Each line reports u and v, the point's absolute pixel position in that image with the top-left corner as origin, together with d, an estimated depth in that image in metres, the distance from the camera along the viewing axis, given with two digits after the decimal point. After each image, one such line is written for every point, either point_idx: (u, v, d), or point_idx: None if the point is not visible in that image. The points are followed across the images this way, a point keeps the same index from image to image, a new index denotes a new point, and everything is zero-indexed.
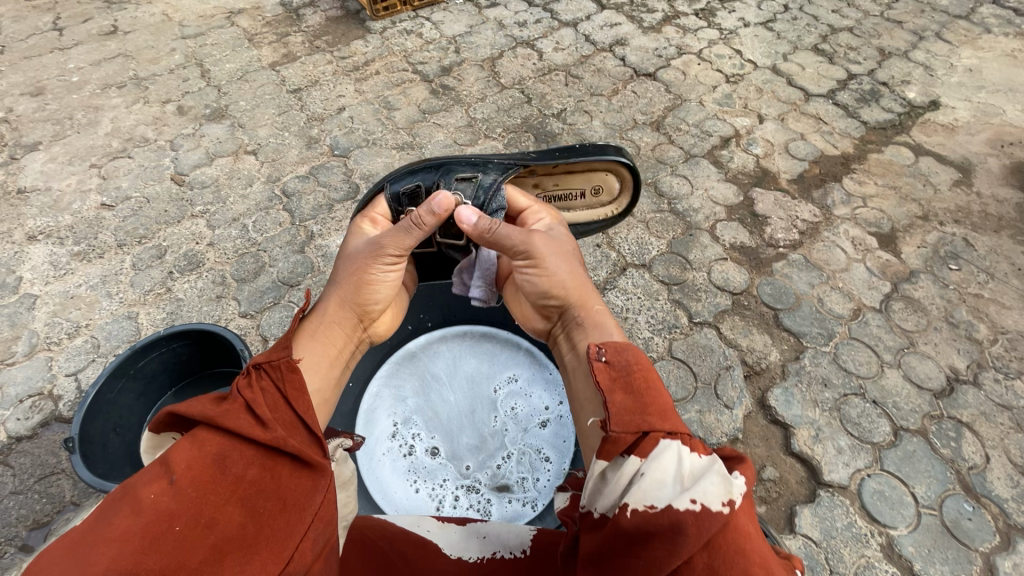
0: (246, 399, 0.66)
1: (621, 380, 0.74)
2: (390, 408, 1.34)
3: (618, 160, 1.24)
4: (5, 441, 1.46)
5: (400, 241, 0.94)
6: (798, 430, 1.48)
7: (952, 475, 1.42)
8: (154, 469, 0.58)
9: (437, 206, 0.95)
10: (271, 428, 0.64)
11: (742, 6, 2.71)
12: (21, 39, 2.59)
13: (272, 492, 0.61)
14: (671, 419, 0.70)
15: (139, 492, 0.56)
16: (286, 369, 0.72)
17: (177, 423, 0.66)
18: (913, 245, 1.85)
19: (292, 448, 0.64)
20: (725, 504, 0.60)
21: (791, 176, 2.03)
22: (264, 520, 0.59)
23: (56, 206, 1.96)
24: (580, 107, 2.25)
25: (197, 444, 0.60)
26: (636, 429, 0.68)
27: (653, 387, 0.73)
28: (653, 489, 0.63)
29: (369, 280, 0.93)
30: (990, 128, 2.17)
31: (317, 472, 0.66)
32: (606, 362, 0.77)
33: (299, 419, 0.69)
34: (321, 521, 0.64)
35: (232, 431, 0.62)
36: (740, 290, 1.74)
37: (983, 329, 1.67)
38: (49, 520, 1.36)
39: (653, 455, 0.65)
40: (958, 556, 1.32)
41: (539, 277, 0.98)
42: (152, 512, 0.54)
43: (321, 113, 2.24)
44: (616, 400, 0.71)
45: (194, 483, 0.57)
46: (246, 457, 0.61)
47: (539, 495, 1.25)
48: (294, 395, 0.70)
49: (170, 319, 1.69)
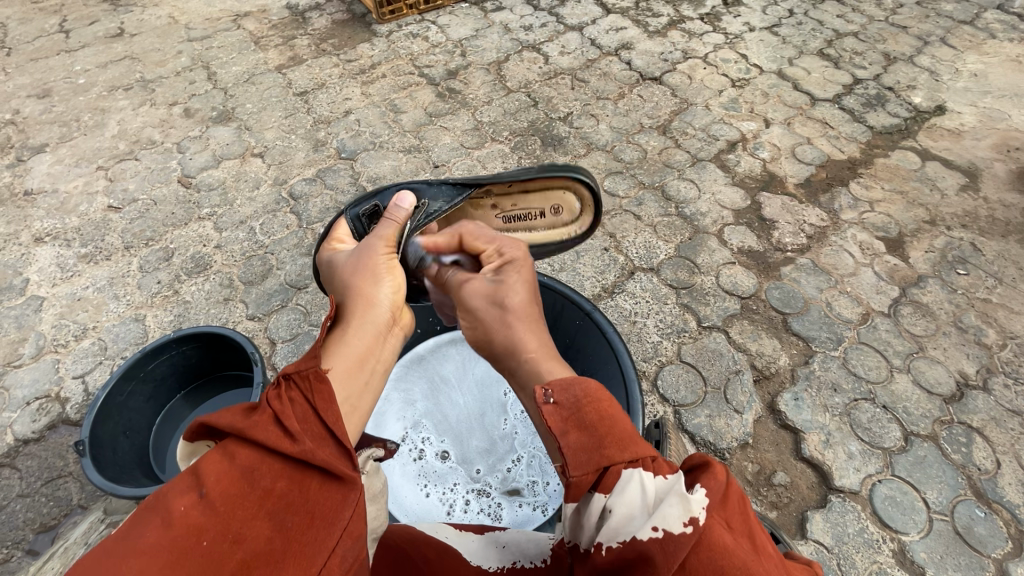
0: (274, 411, 0.62)
1: (574, 419, 0.63)
2: (400, 412, 1.34)
3: (574, 177, 1.16)
4: (12, 443, 1.46)
5: (387, 232, 0.94)
6: (809, 435, 1.48)
7: (964, 481, 1.41)
8: (184, 480, 0.56)
9: (402, 204, 1.02)
10: (299, 441, 0.60)
11: (747, 11, 2.71)
12: (27, 41, 2.59)
13: (300, 506, 0.58)
14: (633, 444, 0.61)
15: (169, 503, 0.54)
16: (312, 378, 0.66)
17: (209, 432, 0.64)
18: (921, 249, 1.85)
19: (321, 460, 0.60)
20: (688, 525, 0.52)
21: (798, 180, 2.03)
22: (291, 536, 0.57)
23: (63, 207, 1.95)
24: (587, 111, 2.25)
25: (228, 459, 0.58)
26: (595, 466, 0.60)
27: (610, 415, 0.63)
28: (622, 525, 0.56)
29: (369, 274, 0.86)
30: (996, 133, 2.17)
31: (350, 484, 0.62)
32: (554, 404, 0.64)
33: (328, 429, 0.63)
34: (350, 536, 0.61)
35: (259, 443, 0.59)
36: (748, 294, 1.74)
37: (992, 334, 1.66)
38: (57, 523, 1.35)
39: (618, 489, 0.58)
40: (970, 562, 1.31)
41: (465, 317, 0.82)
42: (180, 525, 0.52)
43: (327, 116, 2.24)
44: (570, 442, 0.62)
45: (223, 496, 0.55)
46: (274, 471, 0.58)
47: (551, 499, 1.22)
48: (322, 404, 0.64)
49: (178, 321, 1.68)
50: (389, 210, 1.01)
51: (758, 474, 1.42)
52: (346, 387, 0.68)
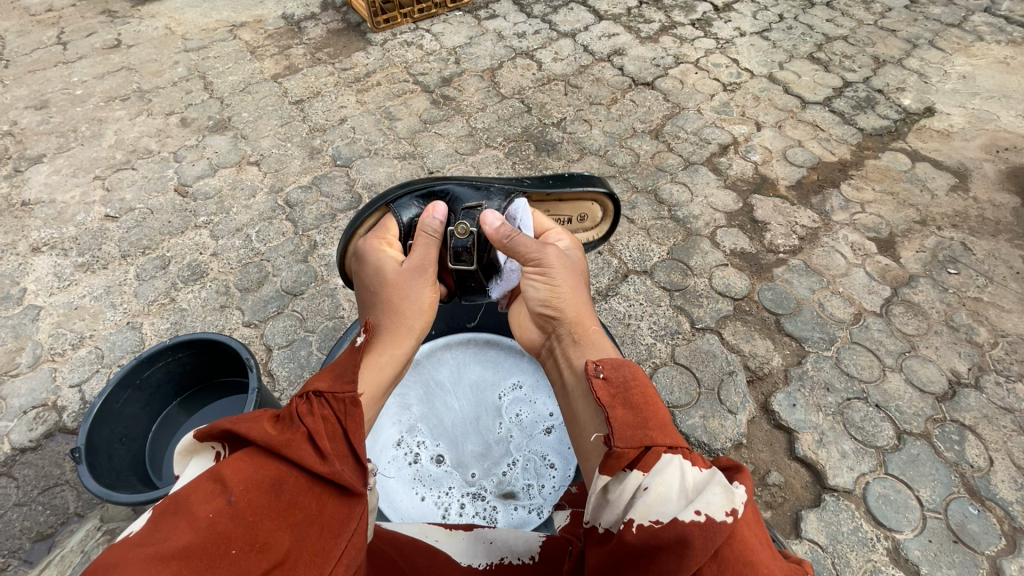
0: (307, 429, 0.65)
1: (620, 397, 0.73)
2: (395, 416, 1.33)
3: (608, 193, 1.19)
4: (9, 453, 1.46)
5: (430, 259, 0.99)
6: (802, 435, 1.49)
7: (957, 478, 1.42)
8: (207, 485, 0.56)
9: (436, 217, 1.04)
10: (329, 461, 0.64)
11: (738, 16, 2.74)
12: (25, 53, 2.61)
13: (317, 519, 0.60)
14: (671, 433, 0.69)
15: (195, 508, 0.54)
16: (349, 403, 0.71)
17: (231, 440, 0.64)
18: (912, 249, 1.86)
19: (344, 480, 0.64)
20: (730, 514, 0.57)
21: (789, 182, 2.05)
22: (308, 547, 0.58)
23: (60, 217, 1.97)
24: (580, 116, 2.28)
25: (258, 469, 0.59)
26: (638, 443, 0.67)
27: (652, 404, 0.72)
28: (657, 503, 0.60)
29: (407, 300, 0.92)
30: (985, 133, 2.20)
31: (360, 500, 0.65)
32: (604, 379, 0.76)
33: (352, 451, 0.68)
34: (356, 550, 0.63)
35: (293, 460, 0.61)
36: (741, 295, 1.75)
37: (983, 332, 1.68)
38: (54, 531, 1.35)
39: (656, 469, 0.63)
40: (964, 560, 1.32)
41: (543, 287, 0.95)
42: (208, 532, 0.53)
43: (323, 124, 2.26)
44: (618, 415, 0.70)
45: (250, 506, 0.56)
46: (299, 484, 0.61)
47: (546, 502, 1.24)
48: (353, 429, 0.69)
49: (174, 329, 1.69)
50: (422, 220, 1.03)
51: (752, 475, 1.43)
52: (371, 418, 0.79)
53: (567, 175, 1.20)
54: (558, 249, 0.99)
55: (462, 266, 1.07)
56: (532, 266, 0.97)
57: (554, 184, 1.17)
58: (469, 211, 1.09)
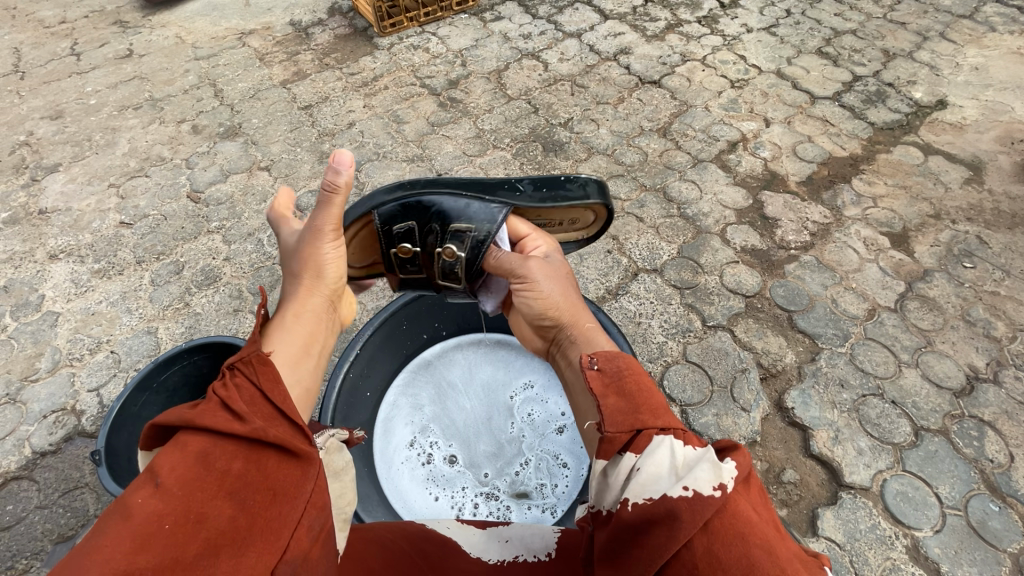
0: (220, 398, 0.60)
1: (614, 386, 0.74)
2: (407, 417, 1.35)
3: (602, 205, 1.11)
4: (29, 456, 1.48)
5: (334, 211, 0.89)
6: (817, 432, 1.47)
7: (976, 475, 1.40)
8: (135, 476, 0.52)
9: (341, 169, 0.83)
10: (249, 421, 0.59)
11: (745, 12, 2.73)
12: (40, 65, 2.66)
13: (259, 482, 0.56)
14: (664, 415, 0.70)
15: (123, 497, 0.50)
16: (258, 363, 0.67)
17: (162, 436, 0.60)
18: (926, 244, 1.84)
19: (274, 437, 0.59)
20: (717, 488, 0.58)
21: (800, 178, 2.03)
22: (255, 511, 0.55)
23: (76, 225, 2.00)
24: (587, 116, 2.27)
25: (180, 447, 0.54)
26: (630, 427, 0.68)
27: (645, 389, 0.73)
28: (650, 482, 0.62)
29: (311, 259, 0.89)
30: (999, 125, 2.16)
31: (306, 459, 0.62)
32: (598, 370, 0.77)
33: (277, 409, 0.63)
34: (314, 507, 0.61)
35: (211, 428, 0.56)
36: (752, 292, 1.74)
37: (1000, 327, 1.65)
38: (74, 533, 1.37)
39: (648, 451, 0.65)
40: (985, 557, 1.30)
41: (534, 299, 0.94)
42: (140, 514, 0.49)
43: (332, 128, 2.28)
44: (610, 404, 0.71)
45: (179, 480, 0.52)
46: (229, 452, 0.56)
47: (559, 501, 1.24)
48: (269, 386, 0.65)
49: (189, 333, 1.71)
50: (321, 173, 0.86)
51: (767, 473, 1.42)
52: (293, 374, 0.73)
53: (560, 182, 1.10)
54: (542, 262, 0.99)
55: (451, 283, 1.10)
56: (519, 283, 0.97)
57: (547, 198, 1.08)
58: (456, 233, 1.04)
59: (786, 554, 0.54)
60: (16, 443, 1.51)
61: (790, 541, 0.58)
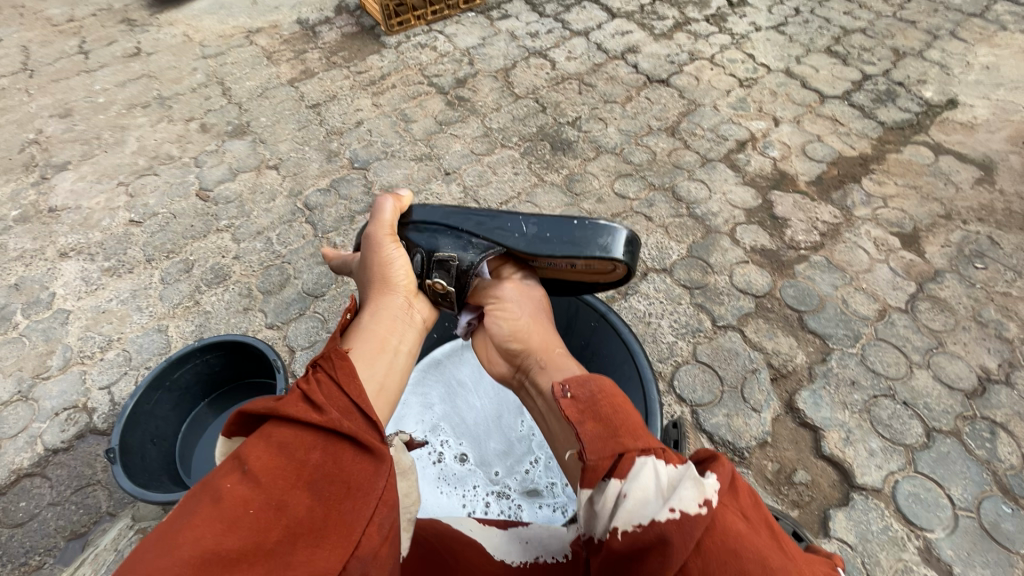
0: (303, 391, 0.62)
1: (589, 411, 0.75)
2: (418, 416, 1.35)
3: (611, 258, 1.01)
4: (42, 453, 1.49)
5: (385, 220, 1.03)
6: (829, 433, 1.47)
7: (989, 477, 1.40)
8: (227, 464, 0.56)
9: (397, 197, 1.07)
10: (327, 413, 0.60)
11: (753, 11, 2.72)
12: (48, 63, 2.67)
13: (336, 476, 0.57)
14: (643, 436, 0.71)
15: (214, 484, 0.54)
16: (337, 359, 0.69)
17: (246, 424, 0.63)
18: (937, 244, 1.83)
19: (349, 431, 0.59)
20: (703, 505, 0.58)
21: (810, 178, 2.03)
22: (331, 504, 0.55)
23: (86, 222, 2.00)
24: (595, 115, 2.27)
25: (264, 437, 0.57)
26: (611, 452, 0.69)
27: (620, 410, 0.74)
28: (638, 508, 0.62)
29: (381, 262, 0.97)
30: (1011, 125, 2.15)
31: (380, 457, 0.60)
32: (571, 398, 0.79)
33: (355, 405, 0.63)
34: (387, 505, 0.59)
35: (293, 419, 0.58)
36: (763, 293, 1.73)
37: (1012, 328, 1.64)
38: (87, 530, 1.38)
39: (632, 474, 0.65)
40: (998, 559, 1.29)
41: (505, 322, 1.03)
42: (228, 499, 0.52)
43: (340, 127, 2.28)
44: (587, 431, 0.73)
45: (263, 469, 0.54)
46: (307, 442, 0.57)
47: (570, 501, 1.22)
48: (347, 381, 0.66)
49: (199, 331, 1.72)
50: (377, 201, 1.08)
51: (779, 473, 1.41)
52: (369, 370, 0.73)
53: (569, 226, 1.03)
54: (513, 283, 1.09)
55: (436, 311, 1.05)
56: (492, 303, 1.06)
57: (548, 241, 1.03)
58: (441, 263, 1.01)
59: (779, 563, 0.55)
60: (28, 440, 1.52)
61: (786, 544, 0.59)
